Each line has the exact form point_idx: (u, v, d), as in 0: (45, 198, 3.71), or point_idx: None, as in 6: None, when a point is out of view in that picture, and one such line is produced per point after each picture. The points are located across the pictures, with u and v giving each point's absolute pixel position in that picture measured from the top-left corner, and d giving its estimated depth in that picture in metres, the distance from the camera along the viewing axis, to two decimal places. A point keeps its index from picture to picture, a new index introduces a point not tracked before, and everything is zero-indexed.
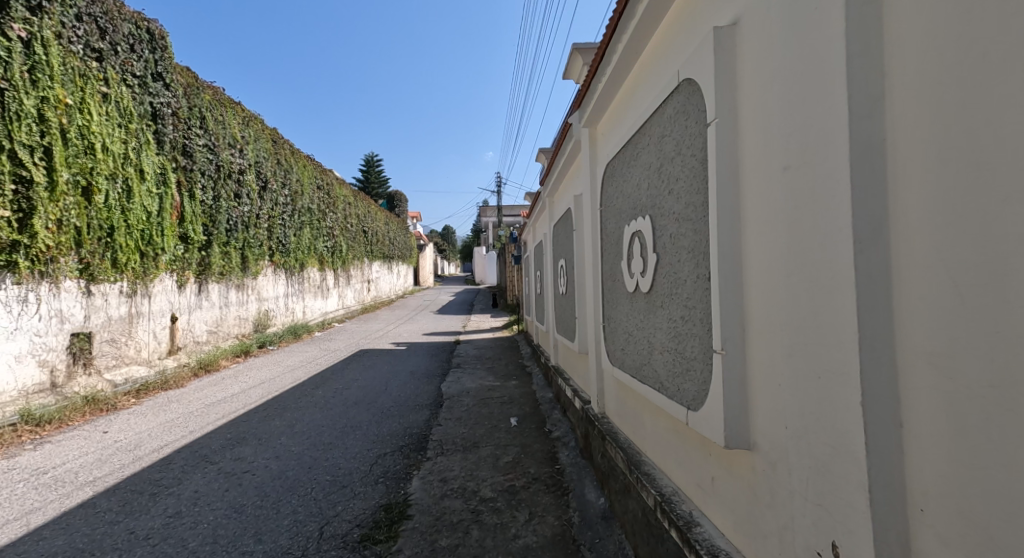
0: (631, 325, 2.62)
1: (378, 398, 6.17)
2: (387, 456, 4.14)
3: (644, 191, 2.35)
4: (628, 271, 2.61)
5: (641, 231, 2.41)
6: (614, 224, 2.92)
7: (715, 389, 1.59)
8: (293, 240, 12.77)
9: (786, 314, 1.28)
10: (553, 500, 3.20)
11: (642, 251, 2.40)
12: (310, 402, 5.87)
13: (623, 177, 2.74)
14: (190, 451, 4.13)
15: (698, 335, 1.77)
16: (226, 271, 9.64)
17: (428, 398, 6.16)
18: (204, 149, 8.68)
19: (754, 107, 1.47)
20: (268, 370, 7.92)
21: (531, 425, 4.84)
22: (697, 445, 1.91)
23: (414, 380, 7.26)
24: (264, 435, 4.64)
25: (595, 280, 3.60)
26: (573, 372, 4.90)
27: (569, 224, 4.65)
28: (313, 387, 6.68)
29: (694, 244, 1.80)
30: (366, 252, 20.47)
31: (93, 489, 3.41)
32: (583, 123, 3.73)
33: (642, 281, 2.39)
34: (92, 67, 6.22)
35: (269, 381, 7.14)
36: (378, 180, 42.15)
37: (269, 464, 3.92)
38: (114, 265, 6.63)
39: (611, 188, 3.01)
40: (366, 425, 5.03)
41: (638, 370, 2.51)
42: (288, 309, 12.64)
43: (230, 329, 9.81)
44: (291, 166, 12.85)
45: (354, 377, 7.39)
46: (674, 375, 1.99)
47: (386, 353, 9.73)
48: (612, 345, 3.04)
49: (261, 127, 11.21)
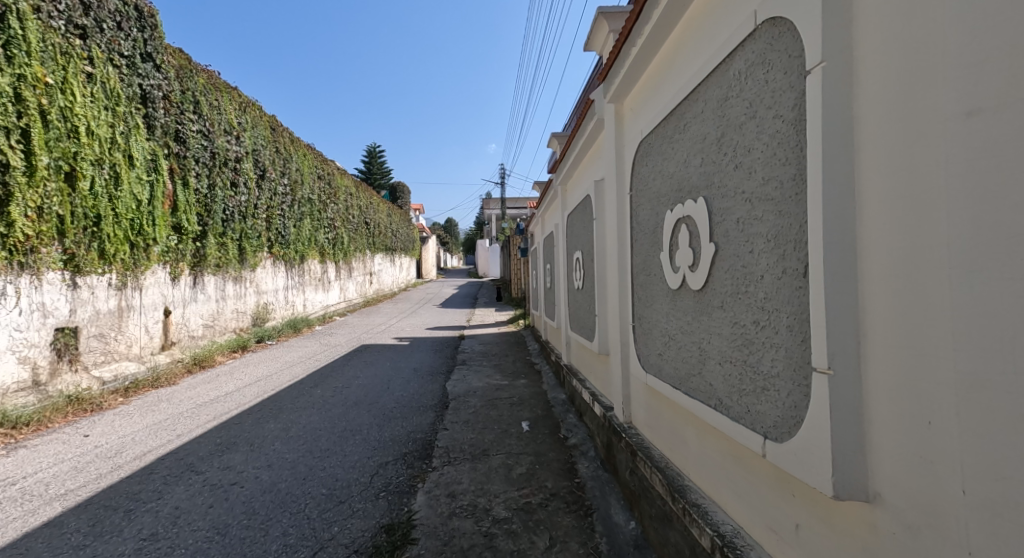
0: (674, 328, 2.25)
1: (380, 397, 5.84)
2: (389, 466, 3.80)
3: (695, 169, 1.98)
4: (670, 265, 2.24)
5: (690, 216, 2.02)
6: (650, 210, 2.55)
7: (814, 418, 1.22)
8: (292, 231, 12.41)
9: (970, 330, 0.92)
10: (576, 522, 2.85)
11: (691, 241, 2.03)
12: (308, 402, 5.53)
13: (663, 154, 2.36)
14: (174, 459, 3.79)
15: (781, 346, 1.40)
16: (222, 263, 9.30)
17: (433, 398, 5.82)
18: (198, 135, 8.29)
19: (885, 43, 1.09)
20: (265, 367, 7.58)
21: (545, 430, 4.50)
22: (772, 483, 1.54)
23: (417, 378, 6.92)
24: (257, 440, 4.30)
25: (620, 275, 3.24)
26: (590, 373, 4.55)
27: (587, 213, 4.27)
28: (311, 386, 6.33)
29: (776, 230, 1.42)
30: (367, 243, 20.08)
31: (62, 504, 3.07)
32: (608, 98, 3.34)
33: (691, 277, 2.01)
34: (75, 45, 5.84)
35: (265, 379, 6.80)
36: (380, 172, 41.77)
37: (259, 475, 3.58)
38: (101, 256, 6.28)
39: (645, 170, 2.64)
40: (366, 429, 4.68)
41: (683, 381, 2.15)
42: (287, 302, 12.31)
43: (227, 323, 9.49)
44: (291, 154, 12.44)
45: (355, 375, 7.05)
46: (740, 393, 1.62)
47: (387, 348, 9.38)
48: (646, 350, 2.68)
49: (259, 114, 10.80)
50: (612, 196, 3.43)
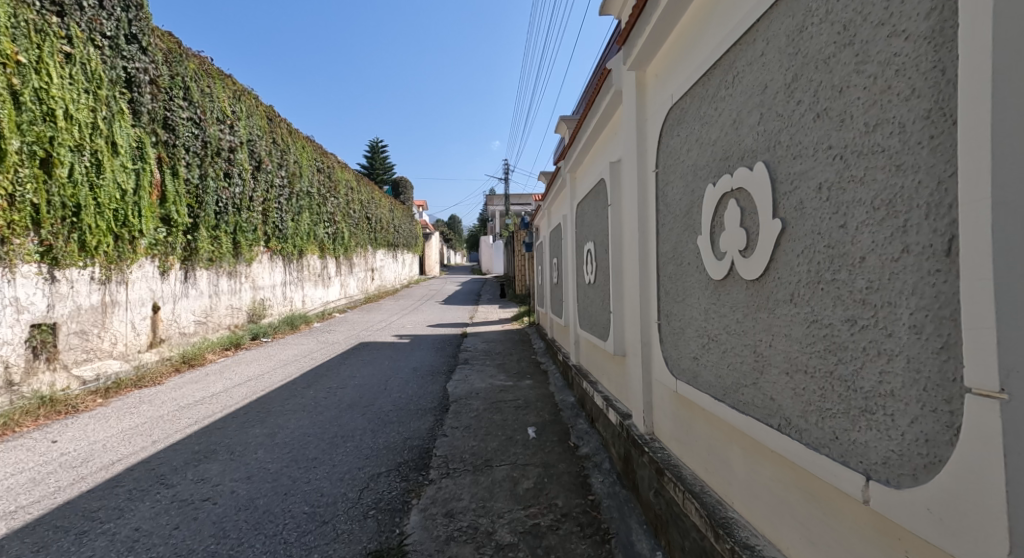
0: (715, 327, 1.86)
1: (376, 399, 5.46)
2: (382, 479, 3.42)
3: (752, 128, 1.59)
4: (712, 250, 1.85)
5: (744, 188, 1.63)
6: (684, 188, 2.16)
7: (972, 459, 0.90)
8: (290, 225, 12.05)
9: None
10: (592, 550, 2.47)
11: (743, 219, 1.64)
12: (298, 404, 5.16)
13: (702, 118, 1.97)
14: (144, 470, 3.42)
15: (901, 354, 1.04)
16: (216, 257, 8.96)
17: (432, 400, 5.45)
18: (188, 122, 7.92)
19: None
20: (257, 365, 7.23)
21: (554, 437, 4.12)
22: (870, 535, 1.18)
23: (416, 378, 6.55)
24: (238, 448, 3.93)
25: (642, 266, 2.87)
26: (603, 376, 4.17)
27: (601, 199, 3.87)
28: (304, 386, 5.97)
29: (890, 195, 1.06)
30: (369, 239, 19.71)
31: (9, 524, 2.71)
32: (628, 65, 2.94)
33: (743, 264, 1.62)
34: (52, 22, 5.48)
35: (257, 378, 6.44)
36: (382, 168, 41.37)
37: (237, 488, 3.21)
38: (82, 248, 5.94)
39: (676, 142, 2.25)
40: (359, 435, 4.32)
41: (728, 392, 1.77)
42: (285, 298, 11.97)
43: (220, 319, 9.16)
44: (288, 146, 12.07)
45: (351, 374, 6.68)
46: (822, 414, 1.24)
47: (386, 346, 9.01)
48: (676, 353, 2.30)
49: (255, 103, 10.42)
50: (632, 179, 3.05)
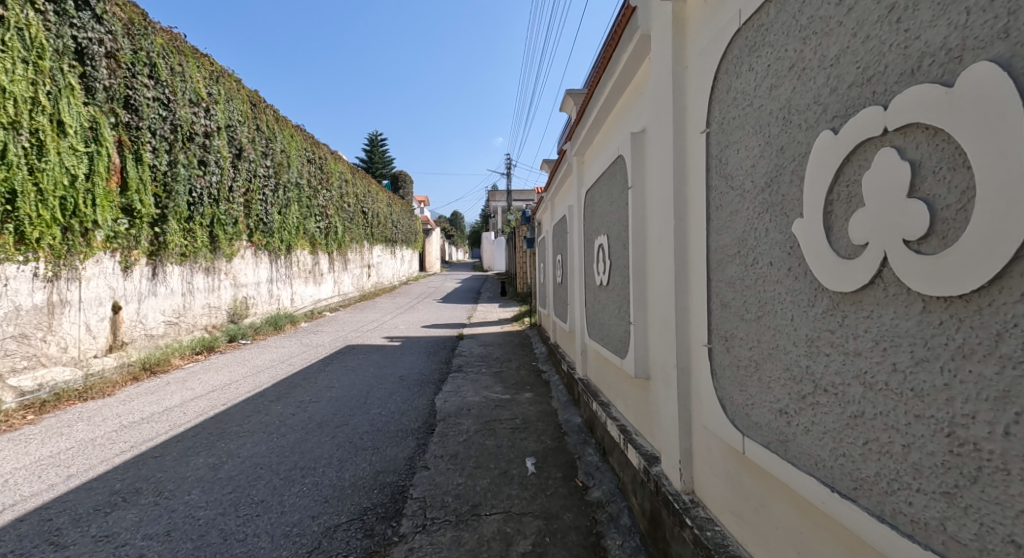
0: (840, 372, 1.14)
1: (352, 417, 4.74)
2: (338, 534, 2.70)
3: (945, 11, 0.91)
4: (826, 240, 1.16)
5: (914, 131, 0.96)
6: (765, 146, 1.41)
7: None
8: (276, 218, 11.33)
9: None
10: None
11: (914, 184, 0.96)
12: (259, 424, 4.44)
13: (802, 29, 1.25)
14: (39, 522, 2.72)
15: None
16: (190, 252, 8.27)
17: (417, 418, 4.73)
18: (154, 103, 7.18)
19: None
20: (227, 373, 6.50)
21: (557, 474, 3.39)
22: None
23: (402, 390, 5.82)
24: (170, 485, 3.21)
25: (678, 267, 2.15)
26: (620, 398, 3.45)
27: (617, 182, 3.12)
28: (271, 400, 5.24)
29: None
30: (365, 234, 18.96)
31: None
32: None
33: (913, 262, 0.96)
34: None
35: (221, 389, 5.72)
36: (382, 162, 40.49)
37: (147, 551, 2.50)
38: (19, 241, 5.27)
39: (747, 81, 1.50)
40: (323, 467, 3.59)
41: (891, 487, 1.03)
42: (271, 296, 11.26)
43: (196, 319, 8.47)
44: (274, 133, 11.33)
45: (329, 385, 5.94)
46: None
47: (374, 350, 8.29)
48: (742, 397, 1.56)
49: (236, 86, 9.69)
50: (663, 153, 2.32)
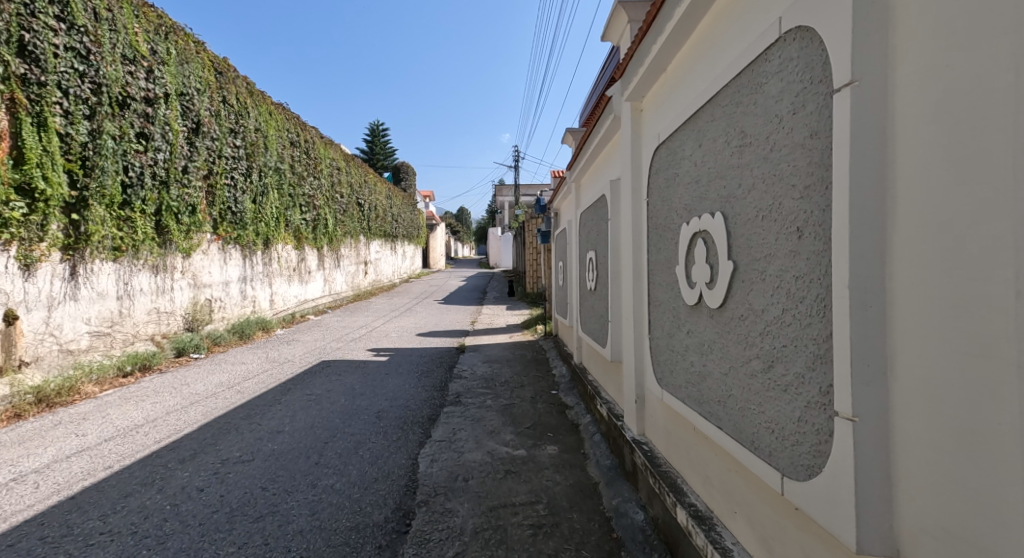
0: None
1: (291, 496, 3.12)
2: None
3: None
4: None
5: None
6: None
7: None
8: (250, 207, 9.77)
9: None
10: None
11: None
12: (133, 518, 2.81)
13: None
14: None
15: None
16: (129, 244, 6.70)
17: (386, 498, 3.11)
18: (67, 54, 5.60)
19: None
20: (147, 407, 4.86)
21: None
22: None
23: (377, 436, 4.21)
24: None
25: None
26: (745, 521, 1.83)
27: (772, 103, 1.49)
28: (181, 460, 3.61)
29: None
30: (361, 227, 17.34)
31: None
32: None
33: None
34: None
35: (125, 436, 4.09)
36: (382, 153, 38.80)
37: None
38: None
39: None
40: None
41: None
42: (243, 296, 9.69)
43: (138, 329, 6.91)
44: (246, 108, 9.75)
45: (274, 429, 4.29)
46: None
47: (354, 368, 6.66)
48: None
49: (191, 47, 8.08)
50: None
